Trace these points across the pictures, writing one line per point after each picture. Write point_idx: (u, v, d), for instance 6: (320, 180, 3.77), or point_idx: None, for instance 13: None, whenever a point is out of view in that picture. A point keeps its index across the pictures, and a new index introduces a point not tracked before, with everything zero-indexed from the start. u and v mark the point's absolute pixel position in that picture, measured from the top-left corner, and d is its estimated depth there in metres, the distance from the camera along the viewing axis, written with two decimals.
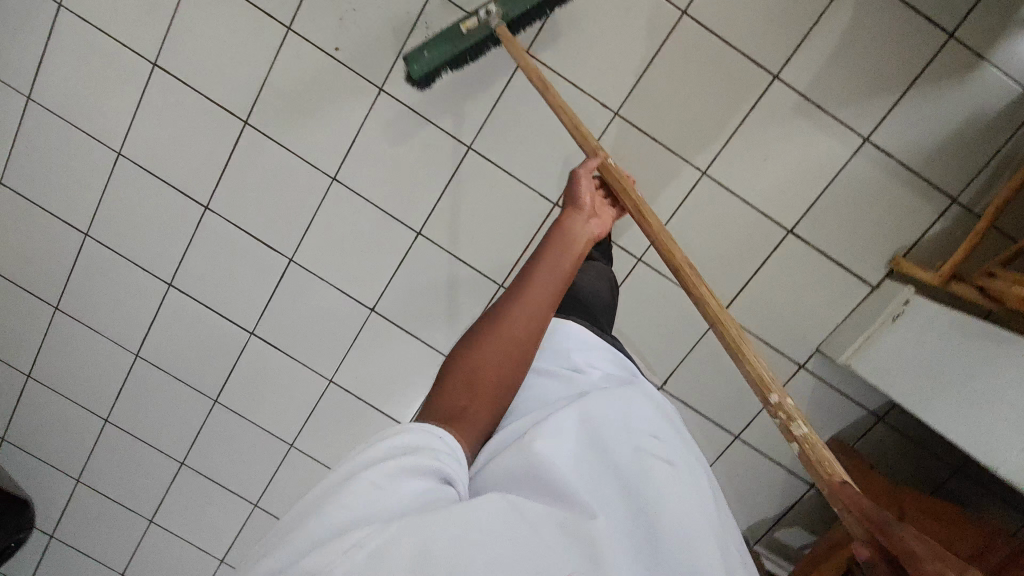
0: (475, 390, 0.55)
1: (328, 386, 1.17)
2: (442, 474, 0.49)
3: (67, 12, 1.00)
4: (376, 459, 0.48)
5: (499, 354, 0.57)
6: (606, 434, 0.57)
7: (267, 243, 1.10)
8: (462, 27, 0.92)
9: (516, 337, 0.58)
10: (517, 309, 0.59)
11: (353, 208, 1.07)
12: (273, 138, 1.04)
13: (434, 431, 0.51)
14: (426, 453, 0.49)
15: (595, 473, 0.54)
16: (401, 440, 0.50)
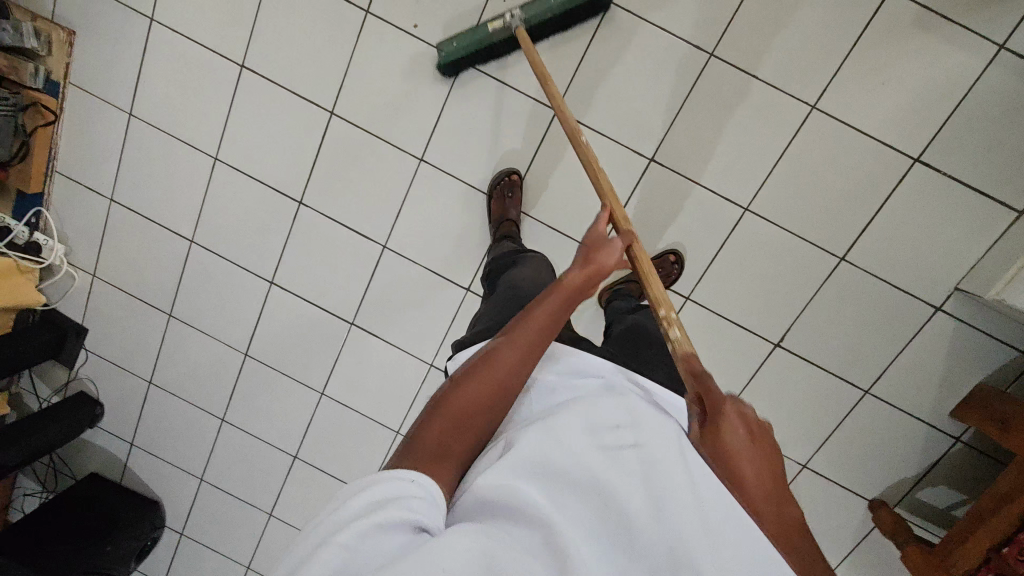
0: (462, 431, 0.51)
1: (429, 370, 1.17)
2: (413, 525, 0.43)
3: (158, 25, 1.04)
4: (342, 522, 0.43)
5: (487, 398, 0.53)
6: (569, 425, 0.49)
7: (361, 232, 1.11)
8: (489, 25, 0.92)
9: (500, 379, 0.54)
10: (507, 352, 0.55)
11: (442, 188, 1.07)
12: (360, 126, 1.05)
13: (404, 474, 0.46)
14: (395, 504, 0.43)
15: (560, 478, 0.46)
16: (368, 494, 0.44)
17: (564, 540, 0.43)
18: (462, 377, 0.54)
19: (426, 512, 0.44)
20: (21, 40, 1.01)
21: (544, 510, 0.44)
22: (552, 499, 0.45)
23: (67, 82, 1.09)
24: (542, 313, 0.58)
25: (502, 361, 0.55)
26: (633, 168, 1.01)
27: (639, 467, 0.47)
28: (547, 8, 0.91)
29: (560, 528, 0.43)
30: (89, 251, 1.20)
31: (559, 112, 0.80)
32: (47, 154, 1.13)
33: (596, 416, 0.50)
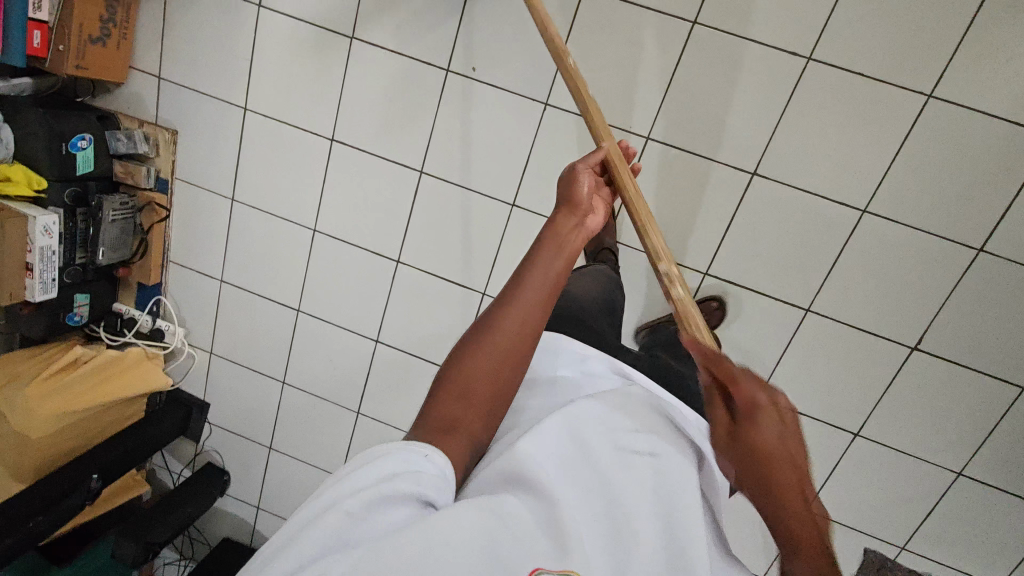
0: (470, 398, 0.51)
1: None
2: (420, 501, 0.45)
3: (252, 114, 1.10)
4: (348, 489, 0.44)
5: (492, 374, 0.52)
6: (590, 429, 0.56)
7: (460, 283, 1.12)
8: None
9: (508, 356, 0.53)
10: (507, 322, 0.53)
11: (536, 229, 1.07)
12: (450, 180, 1.07)
13: (417, 448, 0.47)
14: (404, 479, 0.45)
15: (578, 467, 0.53)
16: (378, 466, 0.45)
17: (569, 521, 0.48)
18: (461, 351, 0.53)
19: (437, 487, 0.46)
20: (134, 147, 1.11)
21: (557, 491, 0.50)
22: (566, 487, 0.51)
23: (173, 178, 1.16)
24: (546, 283, 0.55)
25: (505, 333, 0.53)
26: (734, 186, 0.97)
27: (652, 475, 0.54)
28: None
29: (569, 512, 0.49)
30: (205, 331, 1.27)
31: (557, 53, 0.78)
32: (163, 247, 1.20)
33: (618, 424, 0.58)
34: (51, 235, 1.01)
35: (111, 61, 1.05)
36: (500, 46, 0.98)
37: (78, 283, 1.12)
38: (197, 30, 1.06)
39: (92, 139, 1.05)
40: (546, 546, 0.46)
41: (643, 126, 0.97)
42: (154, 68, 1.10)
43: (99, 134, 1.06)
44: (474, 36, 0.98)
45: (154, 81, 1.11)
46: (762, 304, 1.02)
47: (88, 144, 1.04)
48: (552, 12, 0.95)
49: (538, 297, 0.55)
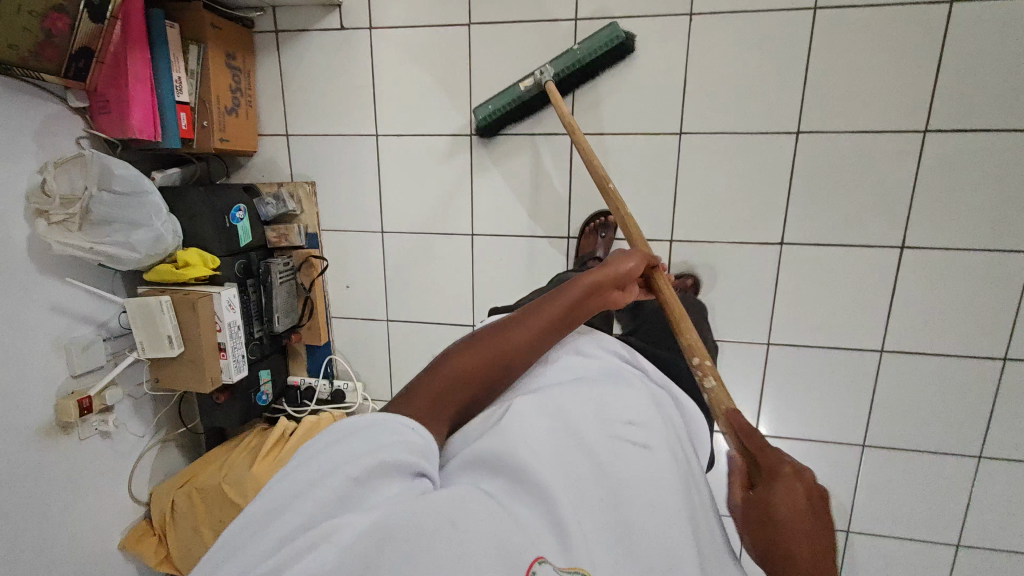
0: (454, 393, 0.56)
1: (769, 349, 1.04)
2: (409, 471, 0.46)
3: (384, 138, 1.07)
4: (345, 452, 0.45)
5: (485, 362, 0.59)
6: (578, 420, 0.56)
7: (643, 237, 1.03)
8: (521, 86, 0.96)
9: (502, 356, 0.60)
10: (522, 330, 0.61)
11: (711, 152, 0.97)
12: (603, 132, 1.00)
13: (404, 423, 0.49)
14: (393, 448, 0.46)
15: (566, 457, 0.52)
16: (373, 433, 0.46)
17: (570, 515, 0.47)
18: (470, 342, 0.60)
19: (424, 456, 0.48)
20: (282, 207, 1.10)
21: (557, 482, 0.49)
22: (562, 475, 0.50)
23: (321, 229, 1.14)
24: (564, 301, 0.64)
25: (508, 338, 0.60)
26: (933, 23, 0.86)
27: (643, 463, 0.54)
28: (576, 58, 0.93)
29: (566, 507, 0.47)
30: (381, 379, 1.21)
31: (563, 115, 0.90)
32: (325, 302, 1.17)
33: (608, 416, 0.58)
34: (234, 309, 0.99)
35: (243, 130, 1.05)
36: None
37: (259, 359, 1.09)
38: (314, 76, 1.06)
39: (246, 209, 1.04)
40: (547, 543, 0.45)
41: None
42: (280, 127, 1.10)
43: (250, 203, 1.05)
44: None
45: (283, 139, 1.10)
46: (1008, 141, 0.88)
47: (245, 214, 1.04)
48: None
49: (541, 336, 0.62)
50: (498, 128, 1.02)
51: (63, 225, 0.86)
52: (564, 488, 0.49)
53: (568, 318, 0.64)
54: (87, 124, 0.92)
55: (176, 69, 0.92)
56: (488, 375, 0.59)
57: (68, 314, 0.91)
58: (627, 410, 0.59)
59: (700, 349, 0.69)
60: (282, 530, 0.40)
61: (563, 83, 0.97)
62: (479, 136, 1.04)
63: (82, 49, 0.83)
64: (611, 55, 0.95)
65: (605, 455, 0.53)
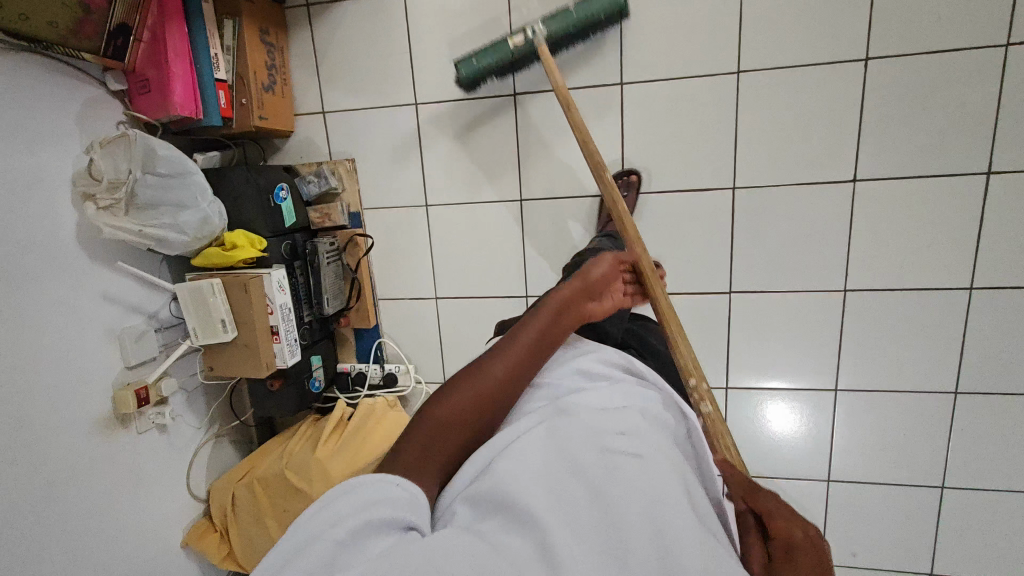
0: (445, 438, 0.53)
1: (846, 296, 0.99)
2: (400, 524, 0.43)
3: (425, 105, 1.04)
4: (331, 515, 0.43)
5: (475, 400, 0.56)
6: (570, 441, 0.50)
7: (704, 188, 0.98)
8: (510, 44, 0.89)
9: (493, 392, 0.57)
10: (499, 359, 0.60)
11: (773, 89, 0.93)
12: (655, 79, 0.96)
13: (390, 477, 0.47)
14: (383, 505, 0.44)
15: (557, 476, 0.47)
16: (358, 493, 0.45)
17: (560, 541, 0.42)
18: (453, 384, 0.58)
19: (413, 510, 0.45)
20: (324, 185, 1.06)
21: (543, 505, 0.44)
22: (550, 499, 0.45)
23: (362, 209, 1.10)
24: (537, 322, 0.64)
25: (495, 369, 0.59)
26: None
27: (640, 478, 0.47)
28: (570, 22, 0.90)
29: (555, 530, 0.42)
30: (432, 361, 1.17)
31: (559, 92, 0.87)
32: (371, 283, 1.13)
33: (596, 428, 0.52)
34: (285, 291, 0.95)
35: (280, 109, 1.03)
36: None
37: (310, 345, 1.06)
38: (350, 49, 1.03)
39: (288, 189, 1.01)
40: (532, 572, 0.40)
41: None
42: (317, 106, 1.07)
43: (292, 182, 1.02)
44: None
45: (320, 117, 1.08)
46: None
47: (288, 194, 1.00)
48: None
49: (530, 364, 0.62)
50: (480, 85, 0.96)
51: (107, 210, 0.83)
52: (553, 513, 0.43)
53: (544, 343, 0.64)
54: (126, 108, 0.90)
55: (213, 45, 0.89)
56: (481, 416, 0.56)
57: (119, 303, 0.89)
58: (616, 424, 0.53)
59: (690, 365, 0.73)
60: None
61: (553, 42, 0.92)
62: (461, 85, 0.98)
63: (120, 26, 0.81)
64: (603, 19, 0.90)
65: (601, 472, 0.47)
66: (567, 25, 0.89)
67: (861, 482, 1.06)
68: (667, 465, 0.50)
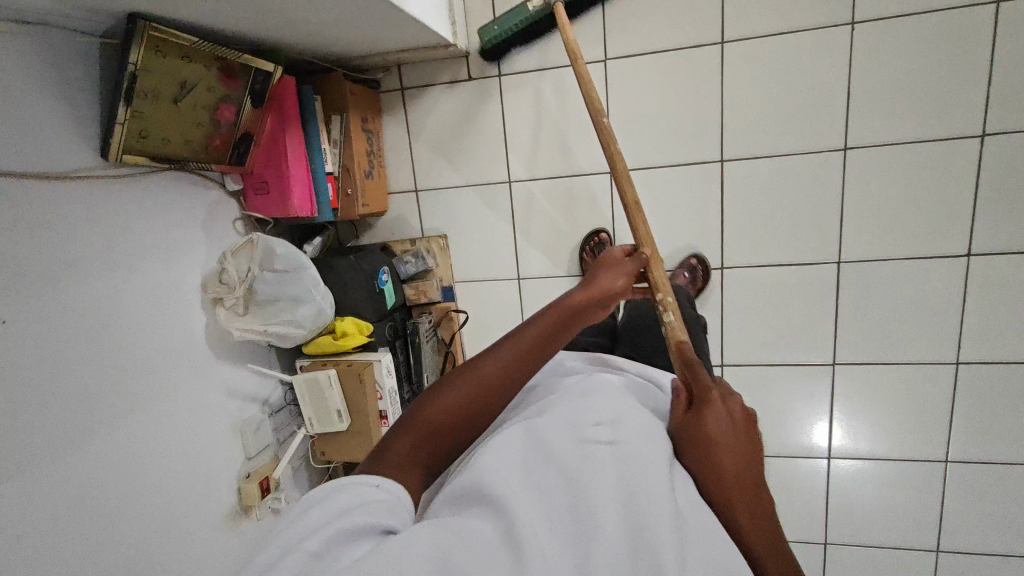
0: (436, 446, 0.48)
1: (958, 368, 0.97)
2: (375, 529, 0.39)
3: (517, 182, 1.05)
4: (307, 529, 0.39)
5: (469, 403, 0.50)
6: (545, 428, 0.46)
7: (808, 261, 0.97)
8: (529, 7, 0.89)
9: (483, 396, 0.50)
10: (488, 367, 0.51)
11: (880, 164, 0.92)
12: (757, 155, 0.95)
13: (370, 480, 0.44)
14: (358, 511, 0.40)
15: (532, 466, 0.44)
16: (331, 501, 0.41)
17: (530, 532, 0.38)
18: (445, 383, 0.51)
19: (391, 512, 0.41)
20: (421, 264, 1.09)
21: (512, 493, 0.41)
22: (525, 489, 0.42)
23: (454, 282, 1.12)
24: (537, 332, 0.54)
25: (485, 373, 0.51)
26: None
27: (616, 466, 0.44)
28: None
29: (523, 517, 0.39)
30: None
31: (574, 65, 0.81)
32: (463, 353, 1.14)
33: (574, 416, 0.48)
34: (392, 375, 0.97)
35: (377, 191, 1.05)
36: None
37: None
38: (443, 129, 1.05)
39: (389, 272, 1.04)
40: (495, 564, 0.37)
41: None
42: (409, 184, 1.09)
43: (391, 264, 1.05)
44: None
45: (411, 194, 1.10)
46: None
47: (389, 276, 1.03)
48: None
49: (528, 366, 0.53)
50: (504, 48, 0.97)
51: (233, 309, 0.86)
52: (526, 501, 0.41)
53: (544, 351, 0.54)
54: (242, 207, 0.93)
55: (324, 142, 0.92)
56: (468, 426, 0.50)
57: (239, 395, 0.91)
58: (600, 413, 0.48)
59: (662, 286, 0.65)
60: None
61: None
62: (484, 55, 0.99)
63: (244, 135, 0.84)
64: None
65: (574, 460, 0.44)
66: None
67: (975, 554, 1.03)
68: (648, 450, 0.46)
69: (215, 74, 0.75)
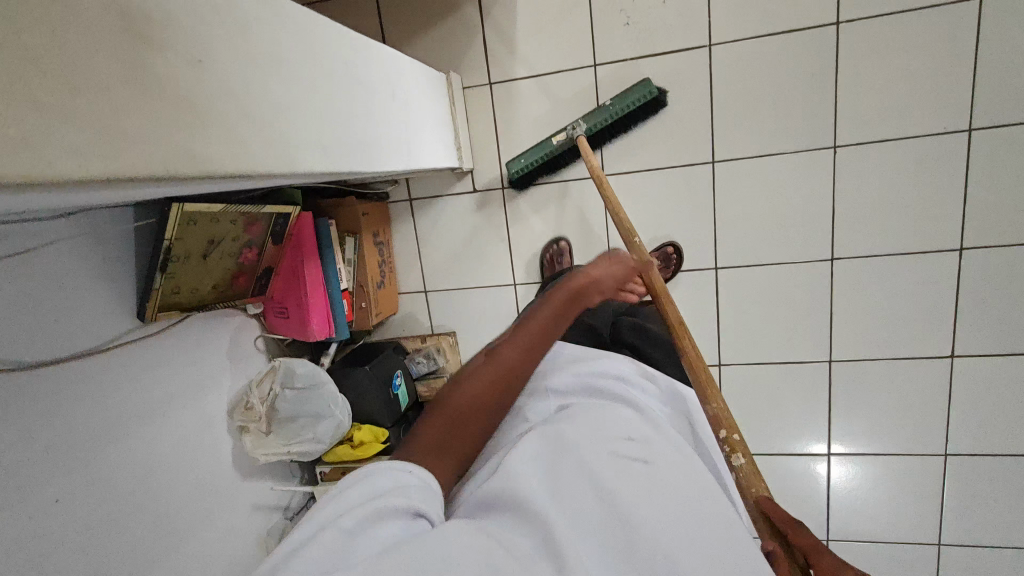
0: (462, 429, 0.46)
1: (948, 460, 1.01)
2: (408, 512, 0.39)
3: (522, 285, 1.10)
4: (338, 508, 0.38)
5: (495, 385, 0.49)
6: (574, 437, 0.49)
7: (802, 359, 1.03)
8: (552, 139, 0.97)
9: (508, 374, 0.50)
10: (508, 348, 0.52)
11: (866, 273, 0.96)
12: (749, 264, 1.00)
13: (401, 465, 0.42)
14: (394, 493, 0.39)
15: (561, 477, 0.45)
16: (366, 483, 0.40)
17: (565, 539, 0.39)
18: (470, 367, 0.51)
19: (424, 498, 0.40)
20: (432, 364, 1.14)
21: (547, 503, 0.42)
22: (557, 498, 0.43)
23: None
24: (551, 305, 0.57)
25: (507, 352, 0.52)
26: None
27: (648, 480, 0.45)
28: (609, 116, 0.94)
29: (559, 524, 0.40)
30: None
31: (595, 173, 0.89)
32: None
33: (602, 433, 0.50)
34: None
35: (388, 297, 1.11)
36: (759, 115, 0.93)
37: None
38: (450, 235, 1.11)
39: (402, 375, 1.09)
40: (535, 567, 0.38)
41: (959, 122, 0.88)
42: (419, 284, 1.15)
43: (404, 366, 1.10)
44: (733, 116, 0.94)
45: (422, 294, 1.15)
46: None
47: (402, 379, 1.08)
48: (810, 61, 0.90)
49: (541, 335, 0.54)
50: (531, 180, 1.03)
51: (258, 432, 0.90)
52: (557, 507, 0.42)
53: (555, 330, 0.56)
54: (263, 326, 0.98)
55: (340, 263, 0.97)
56: (499, 402, 0.49)
57: (264, 506, 0.96)
58: (623, 431, 0.50)
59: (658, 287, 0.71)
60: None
61: (595, 135, 0.98)
62: (516, 187, 1.05)
63: (266, 269, 0.89)
64: (644, 110, 0.95)
65: (602, 471, 0.45)
66: (605, 120, 0.93)
67: None
68: (670, 467, 0.47)
69: (240, 225, 0.79)
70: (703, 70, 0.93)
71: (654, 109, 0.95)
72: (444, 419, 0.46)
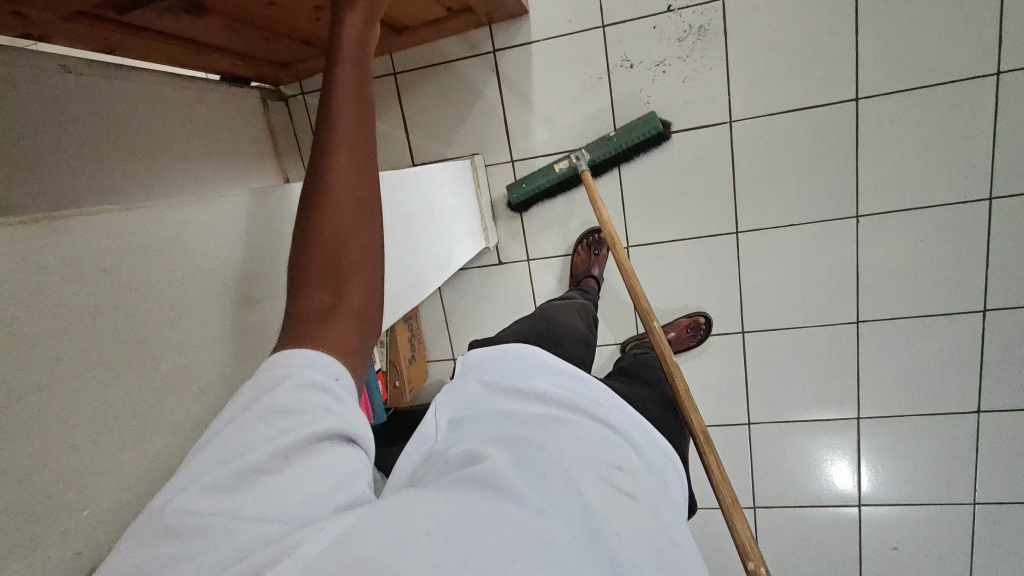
0: (336, 270, 0.38)
1: (978, 508, 1.03)
2: (343, 437, 0.35)
3: None
4: (260, 430, 0.32)
5: (346, 197, 0.39)
6: (562, 445, 0.46)
7: (828, 416, 1.05)
8: (555, 167, 0.97)
9: (354, 181, 0.40)
10: (327, 147, 0.40)
11: (891, 334, 0.98)
12: (775, 328, 1.02)
13: (313, 365, 0.36)
14: (326, 417, 0.34)
15: (547, 472, 0.42)
16: (288, 393, 0.34)
17: (550, 532, 0.37)
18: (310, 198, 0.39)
19: (349, 420, 0.36)
20: None
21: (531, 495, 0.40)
22: (545, 494, 0.40)
23: None
24: (346, 86, 0.42)
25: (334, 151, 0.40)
26: None
27: (632, 508, 0.42)
28: (613, 147, 0.94)
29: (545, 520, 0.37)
30: None
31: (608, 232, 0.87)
32: None
33: (592, 449, 0.47)
34: None
35: (418, 369, 1.13)
36: (781, 186, 0.94)
37: None
38: (477, 304, 1.12)
39: None
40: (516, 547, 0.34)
41: (979, 190, 0.89)
42: (447, 352, 1.16)
43: None
44: (755, 187, 0.95)
45: (451, 362, 1.17)
46: None
47: None
48: (830, 134, 0.91)
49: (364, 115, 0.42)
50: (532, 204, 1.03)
51: None
52: (544, 504, 0.39)
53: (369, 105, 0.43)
54: None
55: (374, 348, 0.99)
56: (361, 215, 0.40)
57: None
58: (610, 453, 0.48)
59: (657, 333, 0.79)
60: (164, 548, 0.28)
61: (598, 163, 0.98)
62: (514, 208, 1.05)
63: None
64: (648, 141, 0.95)
65: (594, 483, 0.42)
66: (609, 151, 0.94)
67: None
68: (651, 505, 0.45)
69: None
70: (723, 146, 0.94)
71: (658, 140, 0.96)
72: (312, 274, 0.38)
